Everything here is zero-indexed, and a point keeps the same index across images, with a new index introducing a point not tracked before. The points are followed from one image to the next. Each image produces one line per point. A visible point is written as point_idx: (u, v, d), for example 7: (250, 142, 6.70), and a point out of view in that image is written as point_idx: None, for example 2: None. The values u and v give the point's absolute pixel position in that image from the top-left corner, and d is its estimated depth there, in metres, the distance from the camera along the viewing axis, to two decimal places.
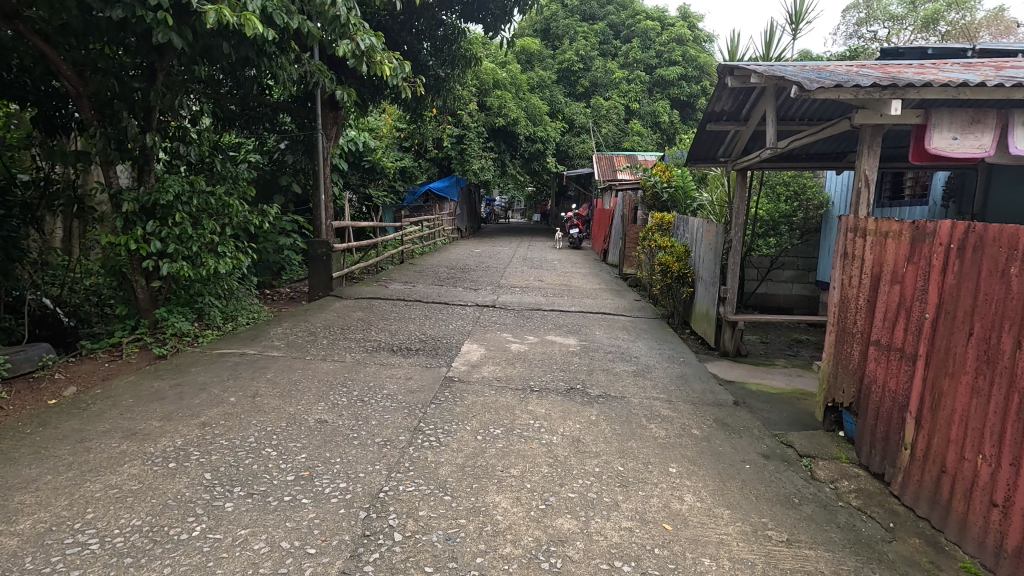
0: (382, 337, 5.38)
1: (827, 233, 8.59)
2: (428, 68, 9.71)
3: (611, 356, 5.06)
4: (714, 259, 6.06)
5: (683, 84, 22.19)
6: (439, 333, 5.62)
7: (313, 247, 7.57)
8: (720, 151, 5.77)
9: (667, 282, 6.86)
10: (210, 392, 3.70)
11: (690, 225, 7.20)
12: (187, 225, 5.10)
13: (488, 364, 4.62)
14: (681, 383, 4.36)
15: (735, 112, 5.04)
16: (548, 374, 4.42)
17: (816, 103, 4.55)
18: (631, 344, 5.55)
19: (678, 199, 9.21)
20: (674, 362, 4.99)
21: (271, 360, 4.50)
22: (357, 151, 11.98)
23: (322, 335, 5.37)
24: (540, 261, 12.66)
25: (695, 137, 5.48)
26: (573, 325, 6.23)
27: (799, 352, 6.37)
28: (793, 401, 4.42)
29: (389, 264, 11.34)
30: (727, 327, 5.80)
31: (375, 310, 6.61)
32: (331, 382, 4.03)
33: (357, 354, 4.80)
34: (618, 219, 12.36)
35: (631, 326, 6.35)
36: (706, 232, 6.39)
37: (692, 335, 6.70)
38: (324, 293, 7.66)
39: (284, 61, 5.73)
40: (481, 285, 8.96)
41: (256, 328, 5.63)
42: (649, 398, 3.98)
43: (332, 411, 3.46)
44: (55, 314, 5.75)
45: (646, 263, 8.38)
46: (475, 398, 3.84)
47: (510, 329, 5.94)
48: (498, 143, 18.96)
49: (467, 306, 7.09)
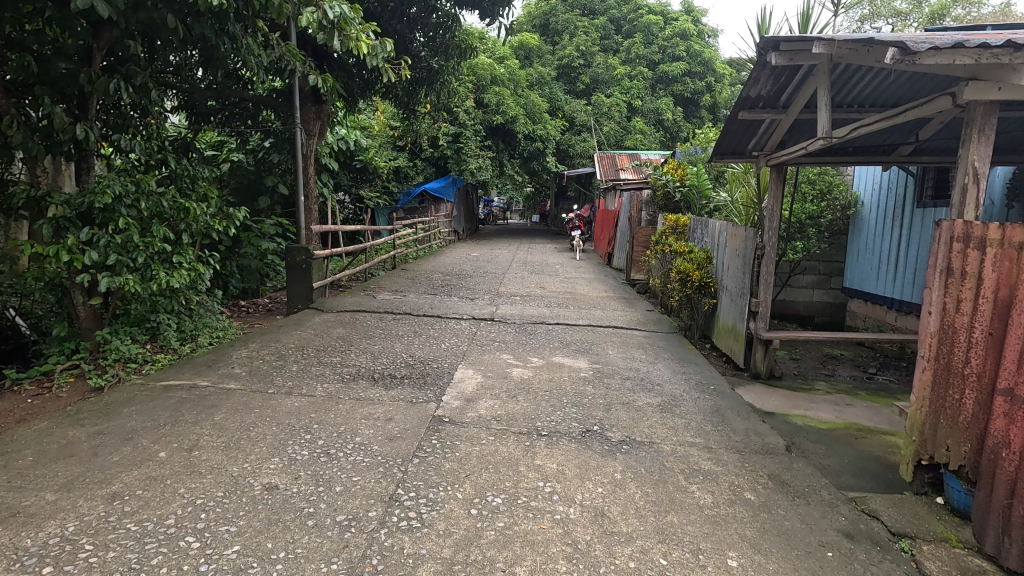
0: (363, 362, 4.65)
1: (856, 237, 7.87)
2: (420, 60, 8.93)
3: (631, 384, 4.31)
4: (743, 267, 5.33)
5: (687, 81, 21.46)
6: (430, 355, 4.88)
7: (291, 254, 6.82)
8: (751, 144, 5.03)
9: (686, 293, 6.15)
10: (137, 445, 2.94)
11: (711, 228, 6.49)
12: (133, 231, 4.35)
13: (486, 397, 3.88)
14: (719, 423, 3.61)
15: (772, 98, 4.32)
16: (558, 410, 3.68)
17: (875, 83, 3.83)
18: (652, 367, 4.81)
19: (693, 200, 8.43)
20: (705, 392, 4.24)
21: (226, 394, 3.75)
22: (348, 150, 11.24)
23: (293, 360, 4.62)
24: (541, 266, 11.95)
25: (723, 128, 4.76)
26: (582, 344, 5.49)
27: (837, 373, 5.64)
28: (851, 442, 3.69)
29: (380, 270, 10.60)
30: (759, 346, 5.08)
31: (359, 326, 5.86)
32: (292, 426, 3.28)
33: (332, 385, 4.05)
34: (624, 221, 11.64)
35: (648, 344, 5.60)
36: (733, 237, 5.68)
37: (715, 352, 5.98)
38: (304, 305, 6.91)
39: (252, 43, 4.98)
40: (479, 293, 8.22)
41: (219, 350, 4.87)
42: (685, 445, 3.23)
43: (285, 473, 2.71)
44: (15, 323, 4.81)
45: (659, 270, 7.67)
46: (469, 447, 3.10)
47: (511, 349, 5.20)
48: (497, 141, 18.22)
49: (463, 320, 6.35)
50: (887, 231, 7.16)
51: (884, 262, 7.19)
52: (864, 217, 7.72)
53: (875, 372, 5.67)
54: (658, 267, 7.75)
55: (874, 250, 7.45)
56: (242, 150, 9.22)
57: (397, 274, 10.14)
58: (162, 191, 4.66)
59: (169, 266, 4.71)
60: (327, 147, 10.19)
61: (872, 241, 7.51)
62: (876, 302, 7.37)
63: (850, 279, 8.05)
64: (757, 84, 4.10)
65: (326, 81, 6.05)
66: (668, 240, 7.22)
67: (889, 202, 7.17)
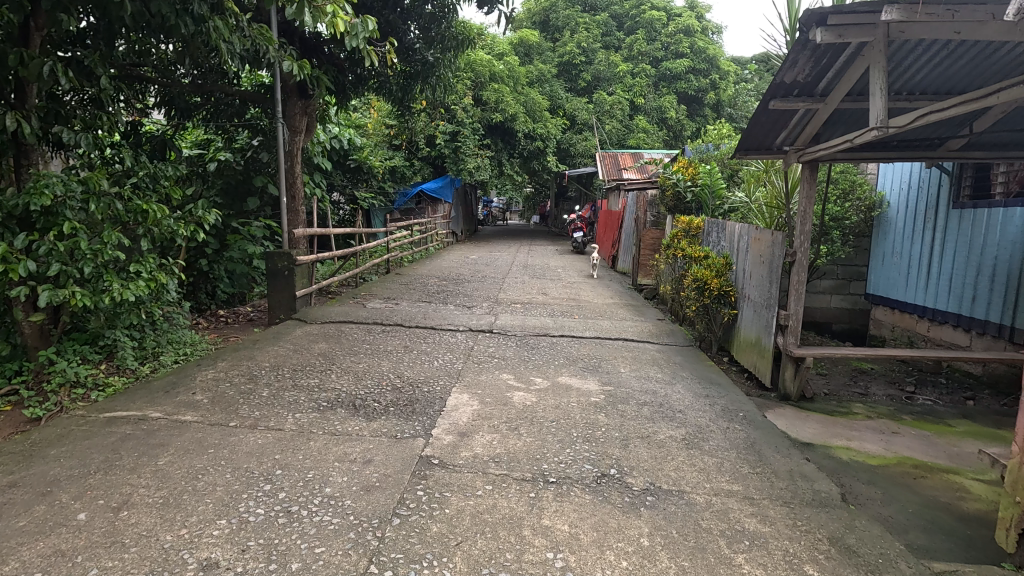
0: (345, 385, 4.10)
1: (881, 240, 7.32)
2: (414, 52, 8.38)
3: (649, 412, 3.77)
4: (769, 275, 4.81)
5: (691, 78, 20.94)
6: (420, 376, 4.34)
7: (272, 260, 6.27)
8: (780, 138, 4.50)
9: (703, 302, 5.63)
10: (53, 503, 2.40)
11: (728, 232, 5.98)
12: (80, 236, 3.81)
13: (483, 430, 3.34)
14: (757, 463, 3.07)
15: (809, 84, 3.79)
16: (568, 448, 3.14)
17: (932, 62, 3.32)
18: (670, 390, 4.28)
19: (705, 200, 7.77)
20: (735, 421, 3.70)
21: (180, 429, 3.21)
22: (343, 149, 10.71)
23: (265, 384, 4.06)
24: (542, 269, 11.41)
25: (751, 119, 4.22)
26: (591, 360, 4.95)
27: (872, 392, 5.10)
28: (910, 484, 3.15)
29: (373, 274, 10.06)
30: (789, 364, 4.55)
31: (343, 340, 5.33)
32: (251, 472, 2.73)
33: (305, 416, 3.50)
34: (630, 222, 11.10)
35: (662, 361, 5.07)
36: (756, 241, 5.16)
37: (736, 368, 5.44)
38: (286, 315, 6.34)
39: (221, 26, 4.46)
40: (477, 300, 7.68)
41: (184, 369, 4.32)
42: (721, 497, 2.69)
43: (230, 544, 2.17)
44: None
45: (671, 276, 7.15)
46: (462, 502, 2.55)
47: (512, 368, 4.66)
48: (496, 140, 17.71)
49: (459, 332, 5.81)
50: (917, 233, 6.63)
51: (914, 267, 6.65)
52: (891, 218, 7.17)
53: (914, 392, 5.12)
54: (670, 273, 7.23)
55: (902, 254, 6.91)
56: (229, 149, 8.56)
57: (391, 279, 9.60)
58: (116, 191, 4.12)
59: (124, 277, 4.17)
60: (319, 145, 9.65)
61: (899, 244, 6.97)
62: (904, 310, 6.84)
63: (874, 284, 7.50)
64: (793, 67, 3.58)
65: (305, 69, 5.51)
66: (680, 244, 6.70)
67: (918, 203, 6.64)
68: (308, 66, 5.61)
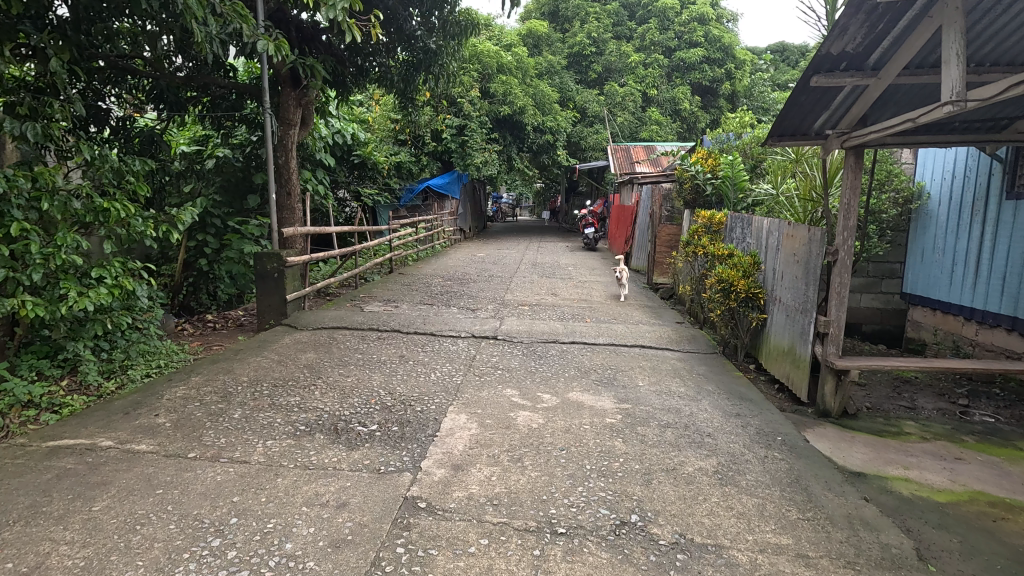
0: (328, 404, 3.64)
1: (920, 235, 6.72)
2: (416, 40, 7.87)
3: (673, 437, 3.28)
4: (806, 276, 4.28)
5: (705, 68, 20.30)
6: (415, 392, 3.90)
7: (261, 262, 5.84)
8: (819, 122, 3.99)
9: (729, 306, 5.11)
10: None
11: (755, 228, 5.46)
12: (32, 238, 3.42)
13: (482, 462, 2.87)
14: (808, 506, 2.57)
15: (859, 56, 3.30)
16: (580, 486, 2.66)
17: (1016, 24, 2.81)
18: (697, 408, 3.78)
19: (726, 193, 7.23)
20: (774, 448, 3.19)
21: (129, 462, 2.77)
22: (346, 145, 10.27)
23: (239, 404, 3.62)
24: (552, 268, 10.92)
25: (789, 100, 3.71)
26: (605, 372, 4.46)
27: (920, 406, 4.56)
28: (992, 530, 2.63)
29: (375, 274, 9.65)
30: (829, 378, 4.03)
31: (334, 349, 4.89)
32: (200, 522, 2.29)
33: (277, 443, 3.05)
34: (644, 218, 10.55)
35: (684, 371, 4.58)
36: (788, 238, 4.63)
37: (766, 378, 4.91)
38: (277, 320, 5.92)
39: (193, 3, 3.99)
40: (482, 302, 7.21)
41: (153, 385, 3.90)
42: (767, 554, 2.20)
43: None
44: None
45: (691, 276, 6.63)
46: (450, 563, 2.08)
47: (517, 381, 4.18)
48: (504, 134, 17.20)
49: (460, 339, 5.34)
50: (964, 228, 6.03)
51: (959, 265, 6.06)
52: (932, 212, 6.56)
53: (968, 405, 4.57)
54: (690, 272, 6.71)
55: (945, 250, 6.31)
56: (226, 145, 8.14)
57: (394, 279, 9.17)
58: (73, 187, 3.71)
59: (85, 283, 3.77)
60: (321, 141, 9.24)
61: (941, 240, 6.38)
62: (948, 312, 6.26)
63: (912, 283, 6.90)
64: (843, 35, 3.09)
65: (283, 50, 4.87)
66: (700, 241, 6.18)
67: (964, 194, 6.04)
68: (286, 47, 4.96)
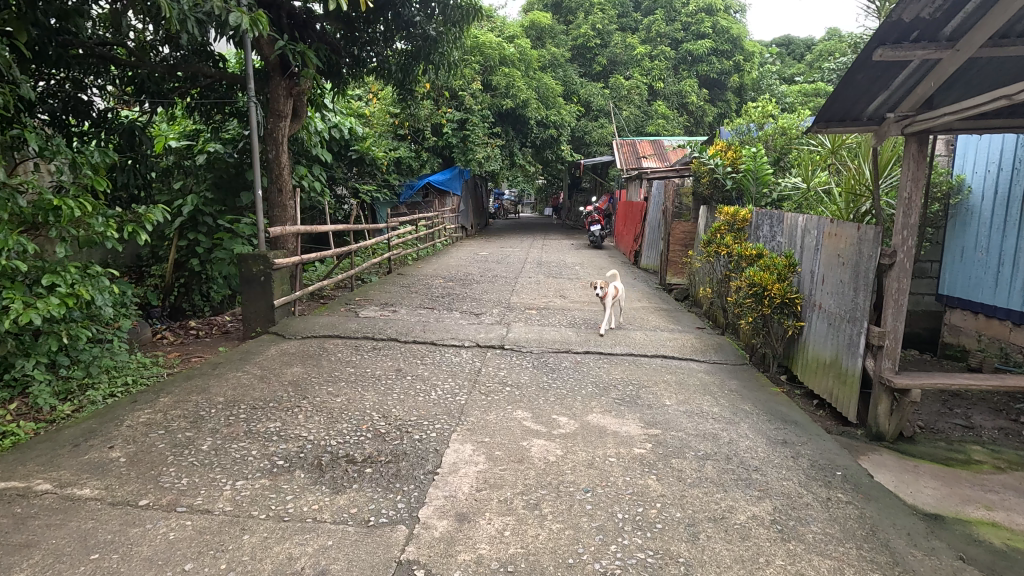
0: (312, 431, 3.17)
1: (960, 233, 6.18)
2: (414, 26, 7.33)
3: (716, 474, 2.79)
4: (855, 280, 3.77)
5: (713, 60, 19.79)
6: (413, 414, 3.42)
7: (246, 264, 5.35)
8: (875, 104, 3.52)
9: (762, 312, 4.61)
10: None
11: (788, 225, 4.95)
12: None
13: (492, 511, 2.39)
14: (895, 572, 2.09)
15: (934, 23, 2.82)
16: (612, 544, 2.19)
17: None
18: (737, 434, 3.28)
19: (746, 187, 6.81)
20: (836, 487, 2.71)
21: (67, 512, 2.30)
22: (343, 139, 9.79)
23: (210, 431, 3.14)
24: (559, 267, 10.42)
25: (844, 78, 3.23)
26: (627, 389, 3.97)
27: (979, 425, 4.07)
28: None
29: (372, 275, 9.17)
30: (884, 397, 3.53)
31: (324, 362, 4.40)
32: None
33: (250, 484, 2.58)
34: (655, 214, 10.03)
35: (716, 387, 4.08)
36: (831, 236, 4.13)
37: (804, 393, 4.42)
38: (263, 327, 5.43)
39: None
40: (486, 306, 6.71)
41: (114, 408, 3.41)
42: None
43: None
44: None
45: (713, 277, 6.13)
46: None
47: (529, 401, 3.69)
48: (507, 129, 16.69)
49: (464, 349, 4.85)
50: (1012, 224, 5.51)
51: (1007, 265, 5.54)
52: (974, 207, 6.01)
53: None
54: (711, 273, 6.22)
55: (990, 249, 5.79)
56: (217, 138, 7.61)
57: (392, 280, 8.69)
58: (18, 182, 3.23)
59: (34, 291, 3.30)
60: (318, 135, 8.74)
61: (985, 238, 5.86)
62: (993, 316, 5.74)
63: (949, 284, 6.36)
64: None
65: (260, 24, 4.42)
66: (724, 240, 5.67)
67: (1012, 188, 5.52)
68: (264, 19, 4.46)
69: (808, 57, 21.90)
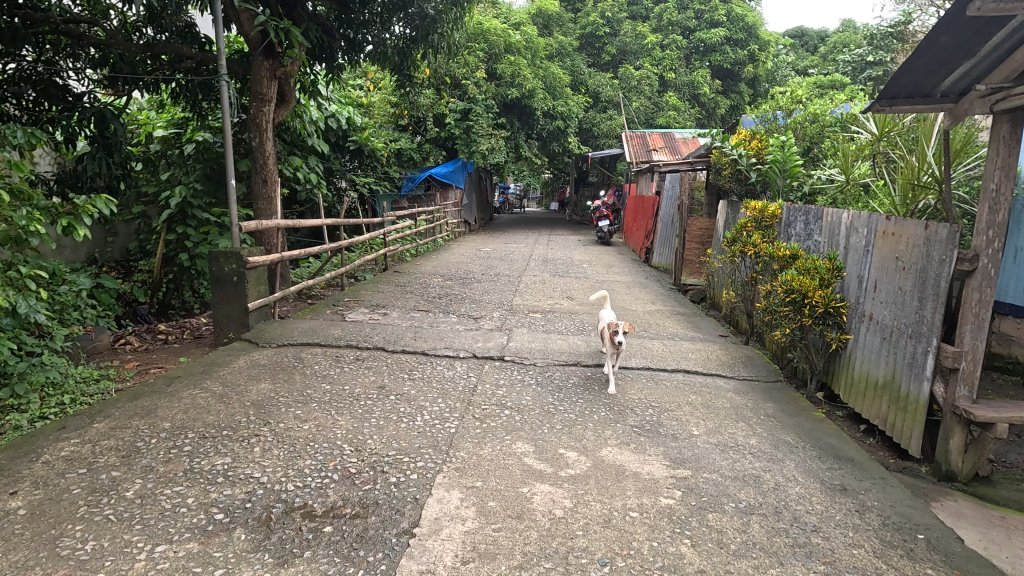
0: (268, 470, 2.60)
1: (1015, 232, 5.49)
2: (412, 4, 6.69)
3: (767, 538, 2.20)
4: (921, 289, 3.16)
5: (727, 50, 19.02)
6: (391, 448, 2.85)
7: (216, 263, 4.77)
8: (963, 68, 2.90)
9: (800, 322, 3.99)
10: None
11: (828, 222, 4.34)
12: None
13: None
14: None
15: None
16: None
17: None
18: (786, 477, 2.69)
19: (773, 180, 6.11)
20: (922, 560, 2.12)
21: None
22: (340, 129, 9.22)
23: (143, 470, 2.58)
24: (566, 265, 9.82)
25: (925, 42, 2.67)
26: (647, 414, 3.39)
27: None
28: None
29: (368, 273, 8.64)
30: (959, 429, 2.93)
31: (298, 377, 3.84)
32: None
33: (172, 551, 2.02)
34: (668, 208, 9.39)
35: (752, 412, 3.48)
36: (886, 236, 3.53)
37: (851, 416, 3.82)
38: (236, 332, 4.88)
39: None
40: (487, 309, 6.12)
41: (32, 439, 2.83)
42: None
43: None
44: None
45: (737, 279, 5.50)
46: None
47: (532, 429, 3.12)
48: (512, 119, 16.05)
49: (458, 361, 4.29)
50: None
51: None
52: None
53: None
54: (734, 275, 5.60)
55: None
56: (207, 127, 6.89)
57: (386, 278, 8.11)
58: None
59: None
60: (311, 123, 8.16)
61: None
62: None
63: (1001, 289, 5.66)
64: None
65: None
66: (750, 238, 5.05)
67: None
68: None
69: (824, 47, 21.13)
